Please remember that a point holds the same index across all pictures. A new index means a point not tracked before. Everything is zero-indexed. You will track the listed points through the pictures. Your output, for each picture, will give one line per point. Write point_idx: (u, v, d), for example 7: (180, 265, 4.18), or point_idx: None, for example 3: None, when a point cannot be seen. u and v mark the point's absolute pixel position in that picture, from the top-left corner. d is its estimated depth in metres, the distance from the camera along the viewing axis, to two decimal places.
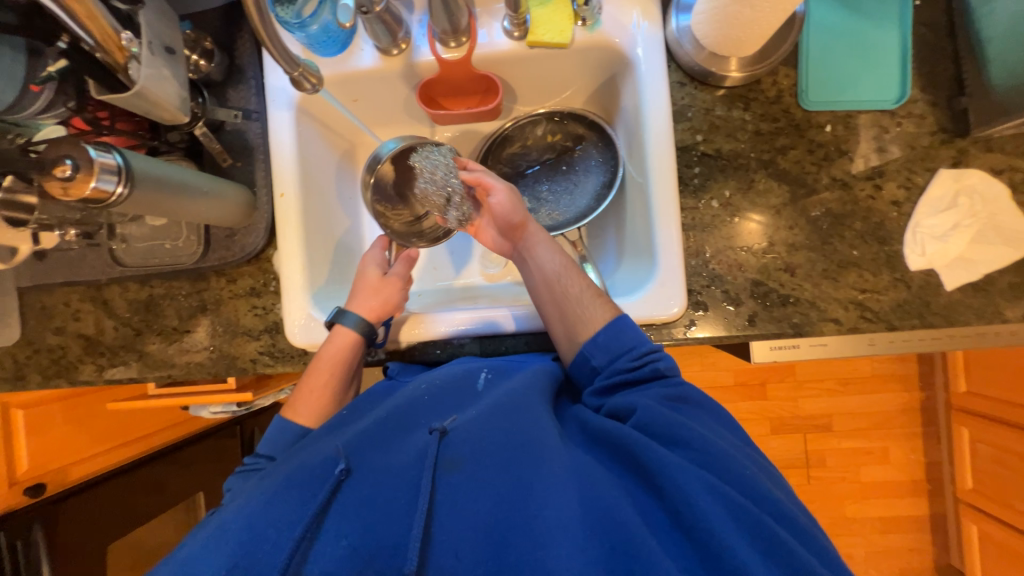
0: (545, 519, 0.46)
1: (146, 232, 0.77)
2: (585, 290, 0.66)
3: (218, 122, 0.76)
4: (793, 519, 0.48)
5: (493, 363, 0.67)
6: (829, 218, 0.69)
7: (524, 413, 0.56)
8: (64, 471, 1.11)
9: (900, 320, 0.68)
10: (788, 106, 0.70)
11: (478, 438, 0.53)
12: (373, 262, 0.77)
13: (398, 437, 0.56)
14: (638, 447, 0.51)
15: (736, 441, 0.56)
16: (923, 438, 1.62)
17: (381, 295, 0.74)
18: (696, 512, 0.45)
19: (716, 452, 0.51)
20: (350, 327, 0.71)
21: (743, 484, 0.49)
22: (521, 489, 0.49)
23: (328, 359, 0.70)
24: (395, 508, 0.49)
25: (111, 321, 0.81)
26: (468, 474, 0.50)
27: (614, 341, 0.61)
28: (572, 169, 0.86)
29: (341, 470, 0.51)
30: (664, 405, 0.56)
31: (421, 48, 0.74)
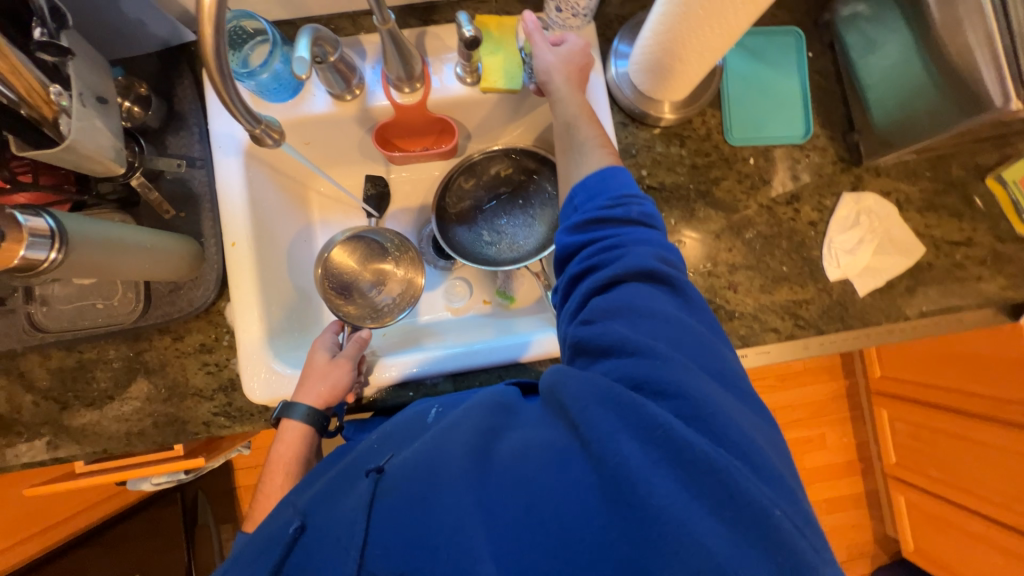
0: (462, 506, 0.44)
1: (72, 292, 0.70)
2: (594, 135, 0.66)
3: (157, 171, 0.72)
4: (716, 416, 0.44)
5: (442, 399, 0.67)
6: (760, 239, 0.78)
7: (458, 419, 0.52)
8: None
9: (827, 325, 0.77)
10: (717, 143, 0.79)
11: (408, 455, 0.50)
12: (323, 347, 0.73)
13: (343, 485, 0.53)
14: (552, 389, 0.49)
15: (681, 332, 0.50)
16: (852, 422, 1.80)
17: (329, 379, 0.68)
18: (599, 437, 0.43)
19: (631, 360, 0.48)
20: (300, 420, 0.67)
21: (655, 382, 0.46)
22: (443, 489, 0.45)
23: (280, 458, 0.66)
24: (333, 548, 0.46)
25: (30, 395, 0.72)
26: (399, 496, 0.46)
27: (600, 183, 0.60)
28: (528, 202, 0.90)
29: (295, 528, 0.50)
30: (611, 278, 0.54)
31: (376, 93, 0.75)
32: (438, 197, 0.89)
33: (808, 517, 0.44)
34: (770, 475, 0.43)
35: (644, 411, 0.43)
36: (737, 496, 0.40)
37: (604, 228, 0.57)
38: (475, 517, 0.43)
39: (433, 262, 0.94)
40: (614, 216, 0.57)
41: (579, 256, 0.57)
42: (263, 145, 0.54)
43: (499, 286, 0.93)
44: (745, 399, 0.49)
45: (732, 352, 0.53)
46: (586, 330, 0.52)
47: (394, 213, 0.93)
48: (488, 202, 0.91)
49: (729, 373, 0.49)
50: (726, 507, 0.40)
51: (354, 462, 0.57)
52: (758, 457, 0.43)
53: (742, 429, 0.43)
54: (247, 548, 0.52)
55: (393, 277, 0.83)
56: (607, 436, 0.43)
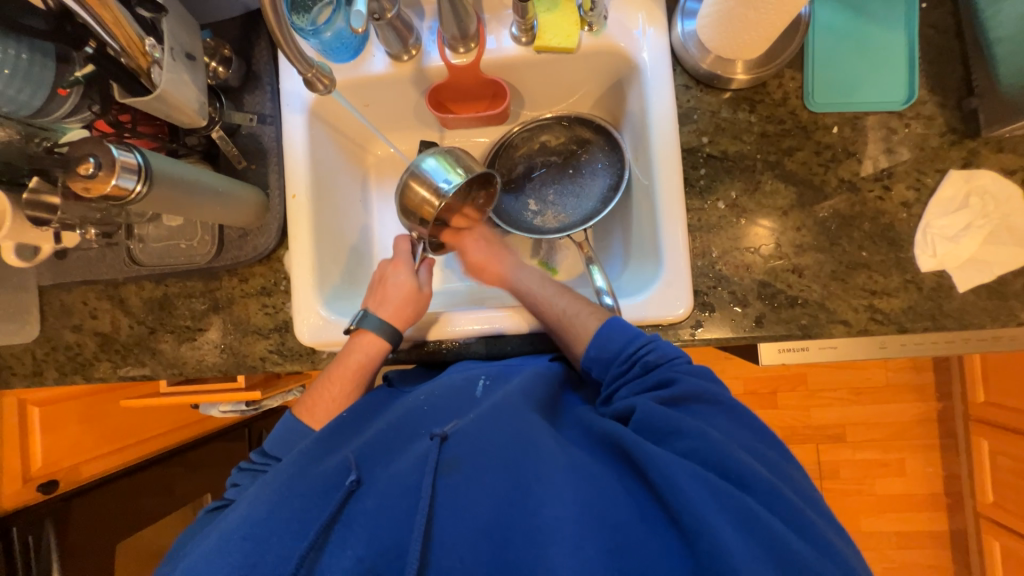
0: (544, 523, 0.44)
1: (162, 232, 0.79)
2: (576, 304, 0.66)
3: (234, 126, 0.79)
4: (790, 508, 0.44)
5: (491, 369, 0.64)
6: (837, 219, 0.69)
7: (519, 416, 0.52)
8: (75, 469, 1.12)
9: (911, 322, 0.67)
10: (794, 108, 0.71)
11: (478, 440, 0.51)
12: (404, 269, 0.71)
13: (402, 446, 0.54)
14: (620, 438, 0.50)
15: (734, 430, 0.51)
16: (940, 450, 1.57)
17: (414, 304, 0.69)
18: (680, 499, 0.43)
19: (702, 444, 0.48)
20: (376, 333, 0.67)
21: (730, 469, 0.46)
22: (518, 491, 0.47)
23: (350, 365, 0.66)
24: (399, 515, 0.48)
25: (127, 319, 0.83)
26: (468, 476, 0.49)
27: (618, 352, 0.58)
28: (578, 172, 0.86)
29: (351, 481, 0.51)
30: (664, 405, 0.53)
31: (431, 54, 0.77)
32: (488, 163, 0.89)
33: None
34: (848, 566, 0.43)
35: (731, 493, 0.44)
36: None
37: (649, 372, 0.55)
38: (553, 536, 0.43)
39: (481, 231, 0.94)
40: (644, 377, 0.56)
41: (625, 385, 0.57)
42: (315, 90, 0.63)
43: (541, 257, 0.89)
44: (801, 493, 0.49)
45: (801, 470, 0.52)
46: (646, 408, 0.52)
47: None
48: (537, 171, 0.88)
49: (787, 469, 0.50)
50: None
51: (410, 424, 0.56)
52: (837, 551, 0.43)
53: (816, 527, 0.44)
54: (292, 483, 0.52)
55: (420, 197, 0.71)
56: (701, 509, 0.42)
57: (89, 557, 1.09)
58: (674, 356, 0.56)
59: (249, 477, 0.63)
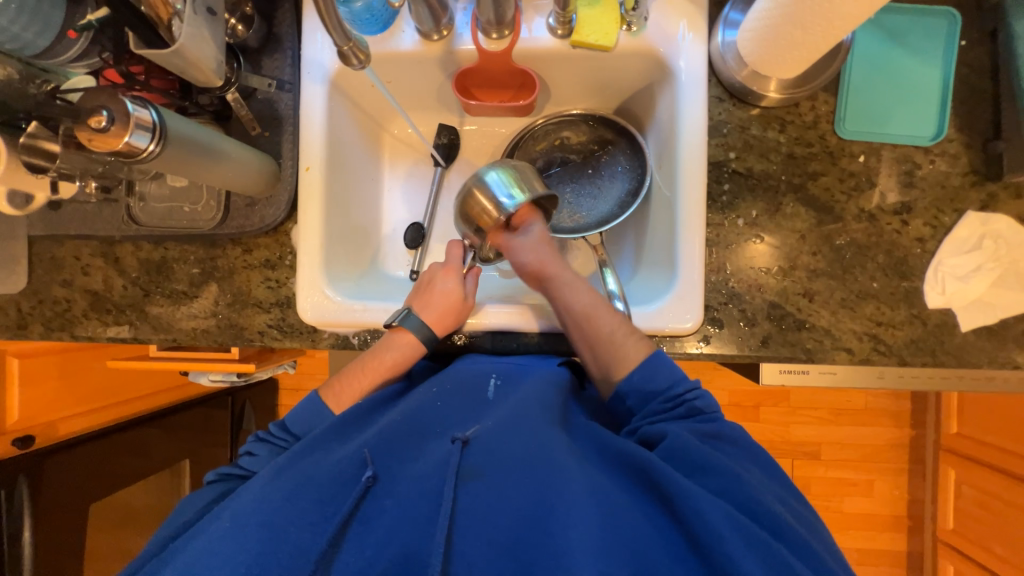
0: (568, 542, 0.44)
1: (164, 193, 0.76)
2: (614, 322, 0.62)
3: (249, 89, 0.76)
4: (812, 553, 0.45)
5: (501, 367, 0.62)
6: (852, 248, 0.69)
7: (541, 429, 0.52)
8: (52, 425, 1.09)
9: (912, 355, 0.68)
10: (823, 133, 0.70)
11: (501, 449, 0.51)
12: (453, 276, 0.68)
13: (422, 445, 0.54)
14: (647, 461, 0.49)
15: (751, 467, 0.53)
16: (908, 475, 1.63)
17: (456, 314, 0.67)
18: (714, 536, 0.43)
19: (727, 481, 0.49)
20: (416, 334, 0.65)
21: (753, 508, 0.47)
22: (541, 505, 0.47)
23: (384, 359, 0.65)
24: (417, 518, 0.48)
25: (121, 279, 0.80)
26: (489, 484, 0.49)
27: (649, 380, 0.58)
28: (597, 173, 0.85)
29: (368, 477, 0.51)
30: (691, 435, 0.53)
31: (462, 36, 0.74)
32: (507, 154, 0.87)
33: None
34: None
35: (759, 535, 0.44)
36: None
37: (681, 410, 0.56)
38: (578, 556, 0.43)
39: None
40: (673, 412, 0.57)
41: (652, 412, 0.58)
42: (349, 64, 0.60)
43: None
44: (813, 532, 0.50)
45: (813, 511, 0.54)
46: (674, 436, 0.52)
47: (460, 165, 0.90)
48: (555, 168, 0.87)
49: (799, 508, 0.52)
50: None
51: (429, 423, 0.56)
52: None
53: (834, 572, 0.45)
54: (311, 475, 0.52)
55: (478, 206, 0.68)
56: (733, 549, 0.42)
57: (61, 515, 1.07)
58: (702, 394, 0.58)
59: (266, 449, 0.62)
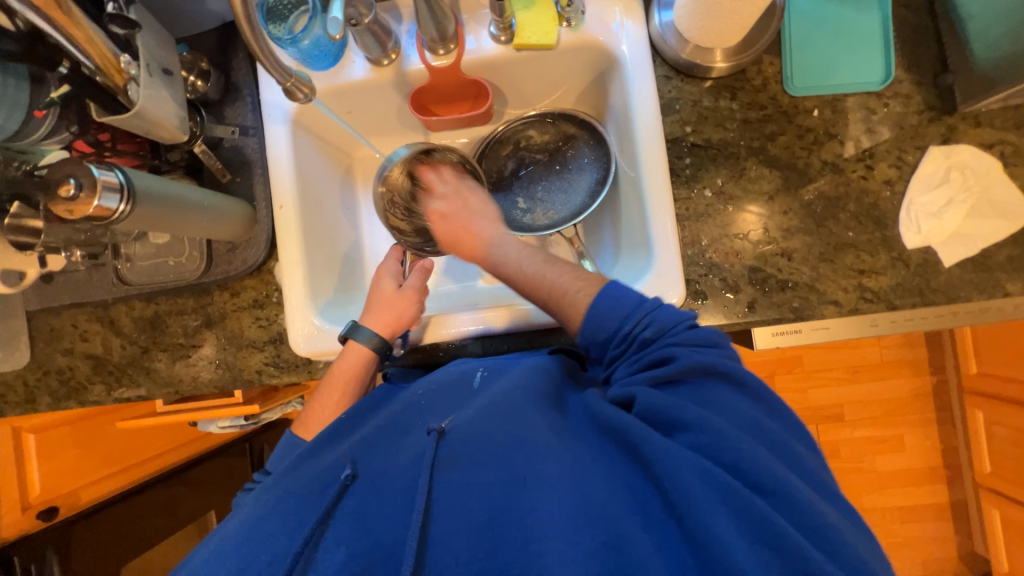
0: (537, 520, 0.44)
1: (149, 250, 0.79)
2: (565, 277, 0.61)
3: (216, 139, 0.79)
4: (812, 513, 0.42)
5: (488, 362, 0.65)
6: (822, 201, 0.70)
7: (515, 414, 0.52)
8: (75, 493, 1.10)
9: (900, 299, 0.68)
10: (773, 94, 0.71)
11: (475, 437, 0.51)
12: (388, 275, 0.74)
13: (400, 440, 0.55)
14: (626, 426, 0.48)
15: (744, 412, 0.49)
16: (937, 423, 1.60)
17: (397, 309, 0.70)
18: (687, 500, 0.42)
19: (713, 435, 0.46)
20: (364, 342, 0.68)
21: (736, 462, 0.44)
22: (512, 486, 0.47)
23: (338, 373, 0.67)
24: (394, 512, 0.48)
25: (118, 340, 0.82)
26: (463, 471, 0.49)
27: (619, 314, 0.56)
28: (565, 168, 0.87)
29: (346, 475, 0.51)
30: (673, 389, 0.51)
31: (411, 57, 0.77)
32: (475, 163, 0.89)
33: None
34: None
35: (739, 494, 0.42)
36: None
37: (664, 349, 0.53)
38: (548, 532, 0.43)
39: None
40: (650, 354, 0.53)
41: (635, 356, 0.55)
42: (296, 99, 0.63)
43: None
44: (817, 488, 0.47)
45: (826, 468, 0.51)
46: (650, 395, 0.50)
47: None
48: (523, 170, 0.89)
49: (797, 452, 0.48)
50: None
51: (409, 419, 0.57)
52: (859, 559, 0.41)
53: (836, 530, 0.42)
54: (294, 486, 0.52)
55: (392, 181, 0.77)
56: (705, 511, 0.41)
57: None
58: (672, 327, 0.54)
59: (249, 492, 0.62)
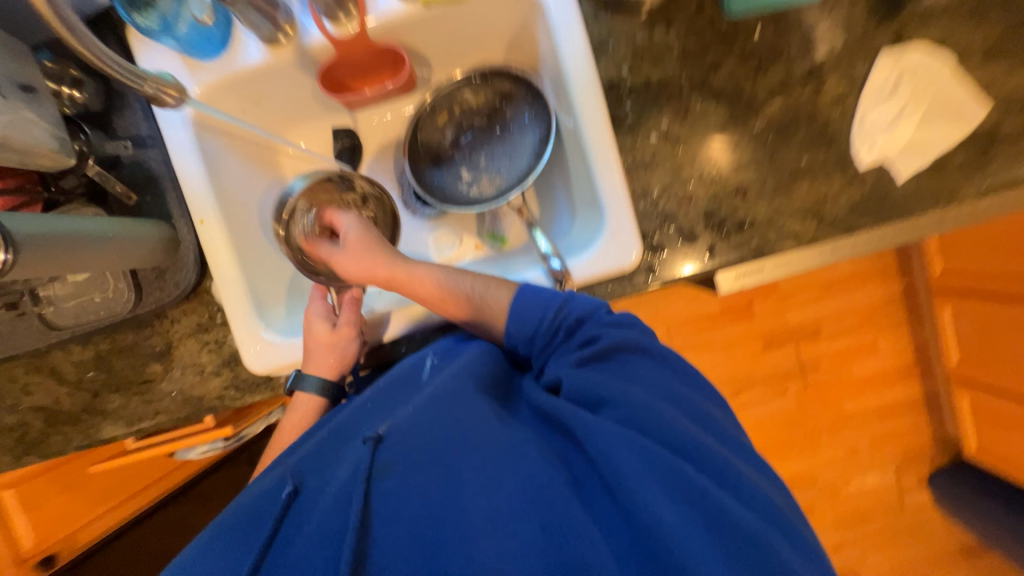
0: (478, 514, 0.43)
1: (70, 290, 0.72)
2: (482, 280, 0.62)
3: (112, 157, 0.71)
4: (732, 474, 0.45)
5: (437, 347, 0.62)
6: (772, 131, 0.66)
7: (453, 407, 0.51)
8: (71, 538, 1.11)
9: (859, 222, 0.66)
10: (710, 19, 0.66)
11: (414, 436, 0.49)
12: (318, 317, 0.69)
13: (338, 452, 0.52)
14: (564, 413, 0.49)
15: (664, 381, 0.51)
16: (908, 323, 1.66)
17: (337, 350, 0.68)
18: (619, 475, 0.44)
19: (634, 406, 0.48)
20: (313, 391, 0.68)
21: (662, 430, 0.46)
22: (453, 484, 0.45)
23: (292, 427, 0.68)
24: (331, 529, 0.44)
25: (65, 388, 0.77)
26: (401, 478, 0.46)
27: (539, 306, 0.56)
28: (506, 130, 0.81)
29: (289, 492, 0.49)
30: (601, 370, 0.52)
31: (309, 29, 0.68)
32: (409, 139, 0.82)
33: (803, 539, 0.44)
34: (790, 532, 0.43)
35: (666, 462, 0.44)
36: (756, 548, 0.40)
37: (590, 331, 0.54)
38: (488, 526, 0.42)
39: (418, 211, 0.86)
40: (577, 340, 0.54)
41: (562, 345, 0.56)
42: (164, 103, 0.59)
43: (487, 227, 0.84)
44: (742, 450, 0.50)
45: None
46: (580, 377, 0.51)
47: (370, 164, 0.86)
48: (463, 139, 0.82)
49: (711, 414, 0.51)
50: (743, 551, 0.40)
51: (347, 430, 0.54)
52: (775, 509, 0.44)
53: (754, 486, 0.44)
54: (231, 516, 0.49)
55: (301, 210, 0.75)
56: (636, 484, 0.43)
57: None
58: (591, 312, 0.55)
59: None
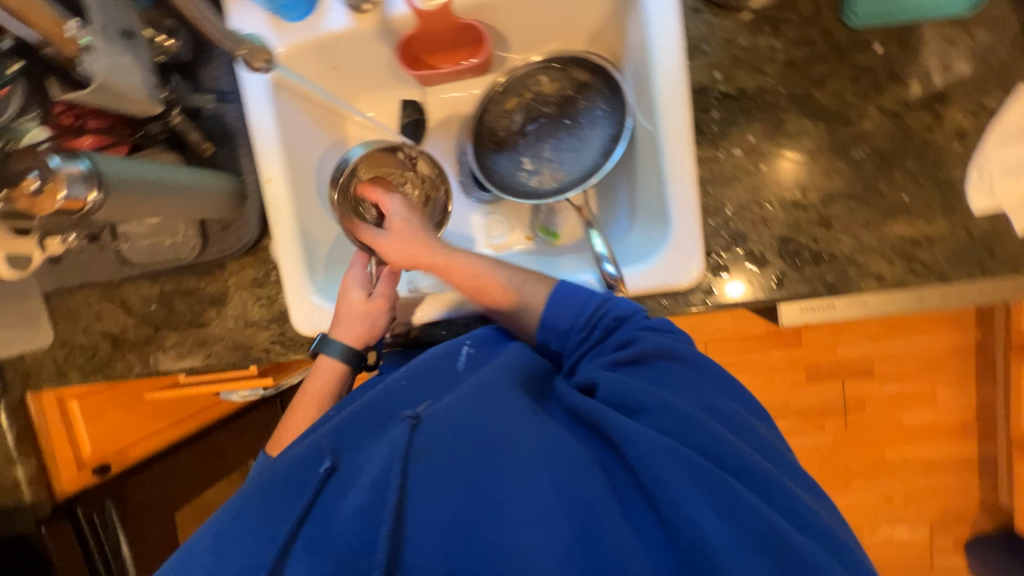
0: (516, 509, 0.43)
1: (145, 230, 0.77)
2: (520, 275, 0.65)
3: (195, 108, 0.74)
4: (779, 492, 0.44)
5: (474, 334, 0.62)
6: (874, 159, 0.60)
7: (489, 399, 0.50)
8: (124, 452, 1.16)
9: (956, 272, 0.60)
10: (827, 26, 0.60)
11: (451, 423, 0.48)
12: (356, 284, 0.70)
13: (373, 428, 0.52)
14: (605, 416, 0.47)
15: (702, 392, 0.51)
16: (975, 379, 1.52)
17: (368, 320, 0.68)
18: (664, 487, 0.42)
19: (676, 416, 0.47)
20: (336, 356, 0.69)
21: (708, 445, 0.45)
22: (491, 475, 0.44)
23: (313, 391, 0.69)
24: (367, 504, 0.45)
25: (131, 318, 0.83)
26: (435, 463, 0.46)
27: (569, 304, 0.59)
28: (576, 123, 0.77)
29: (324, 468, 0.49)
30: (638, 378, 0.52)
31: (395, 0, 0.67)
32: (474, 121, 0.80)
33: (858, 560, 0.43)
34: (843, 556, 0.42)
35: (713, 476, 0.43)
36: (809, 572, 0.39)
37: (625, 332, 0.55)
38: (525, 523, 0.42)
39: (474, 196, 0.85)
40: (608, 344, 0.55)
41: (596, 346, 0.56)
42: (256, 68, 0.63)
43: (541, 221, 0.82)
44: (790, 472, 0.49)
45: None
46: (618, 381, 0.51)
47: (431, 141, 0.85)
48: (529, 126, 0.79)
49: (752, 426, 0.49)
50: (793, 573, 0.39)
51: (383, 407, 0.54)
52: (828, 534, 0.43)
53: (802, 506, 0.43)
54: (268, 479, 0.50)
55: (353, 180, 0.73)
56: (681, 496, 0.42)
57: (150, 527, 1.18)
58: (630, 315, 0.56)
59: None
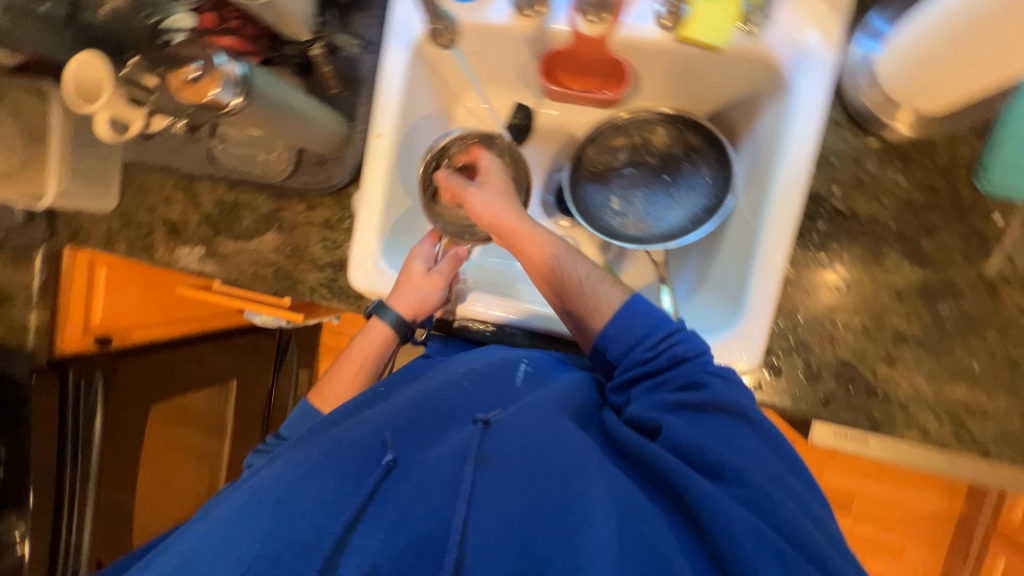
0: (591, 544, 0.42)
1: (244, 138, 0.79)
2: (595, 273, 0.61)
3: (334, 45, 0.76)
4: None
5: (531, 355, 0.64)
6: (956, 319, 0.61)
7: (551, 424, 0.51)
8: (126, 330, 1.16)
9: (999, 450, 0.60)
10: (954, 181, 0.61)
11: (522, 439, 0.50)
12: (420, 256, 0.71)
13: (438, 424, 0.54)
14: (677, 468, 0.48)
15: (770, 463, 0.49)
16: (947, 549, 1.51)
17: (421, 294, 0.69)
18: (736, 552, 0.43)
19: (750, 488, 0.46)
20: (388, 324, 0.70)
21: (783, 521, 0.45)
22: (564, 502, 0.45)
23: (360, 350, 0.72)
24: (435, 497, 0.47)
25: (196, 214, 0.85)
26: (505, 476, 0.47)
27: (625, 331, 0.57)
28: (673, 181, 0.78)
29: (387, 460, 0.50)
30: (695, 427, 0.51)
31: (558, 16, 0.69)
32: (580, 146, 0.81)
33: None
34: None
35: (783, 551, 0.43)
36: None
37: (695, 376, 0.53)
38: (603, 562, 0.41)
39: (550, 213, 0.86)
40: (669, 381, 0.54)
41: (665, 381, 0.55)
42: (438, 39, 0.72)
43: (608, 259, 0.83)
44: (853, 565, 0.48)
45: None
46: (681, 428, 0.51)
47: (531, 147, 0.86)
48: (628, 168, 0.80)
49: (816, 511, 0.49)
50: None
51: (446, 404, 0.56)
52: None
53: None
54: (331, 450, 0.51)
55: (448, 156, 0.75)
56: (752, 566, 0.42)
57: (124, 411, 1.18)
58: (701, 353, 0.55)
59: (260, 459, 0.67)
